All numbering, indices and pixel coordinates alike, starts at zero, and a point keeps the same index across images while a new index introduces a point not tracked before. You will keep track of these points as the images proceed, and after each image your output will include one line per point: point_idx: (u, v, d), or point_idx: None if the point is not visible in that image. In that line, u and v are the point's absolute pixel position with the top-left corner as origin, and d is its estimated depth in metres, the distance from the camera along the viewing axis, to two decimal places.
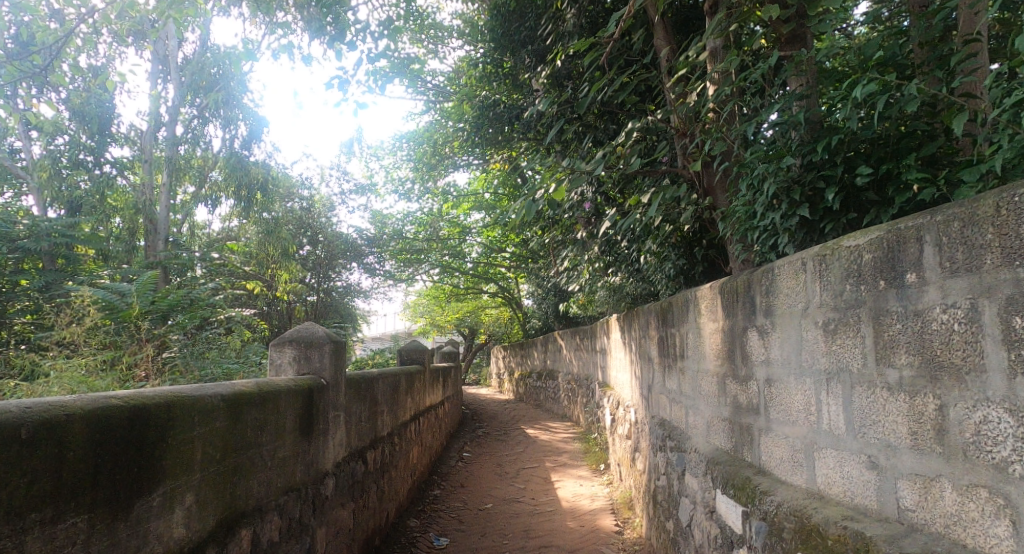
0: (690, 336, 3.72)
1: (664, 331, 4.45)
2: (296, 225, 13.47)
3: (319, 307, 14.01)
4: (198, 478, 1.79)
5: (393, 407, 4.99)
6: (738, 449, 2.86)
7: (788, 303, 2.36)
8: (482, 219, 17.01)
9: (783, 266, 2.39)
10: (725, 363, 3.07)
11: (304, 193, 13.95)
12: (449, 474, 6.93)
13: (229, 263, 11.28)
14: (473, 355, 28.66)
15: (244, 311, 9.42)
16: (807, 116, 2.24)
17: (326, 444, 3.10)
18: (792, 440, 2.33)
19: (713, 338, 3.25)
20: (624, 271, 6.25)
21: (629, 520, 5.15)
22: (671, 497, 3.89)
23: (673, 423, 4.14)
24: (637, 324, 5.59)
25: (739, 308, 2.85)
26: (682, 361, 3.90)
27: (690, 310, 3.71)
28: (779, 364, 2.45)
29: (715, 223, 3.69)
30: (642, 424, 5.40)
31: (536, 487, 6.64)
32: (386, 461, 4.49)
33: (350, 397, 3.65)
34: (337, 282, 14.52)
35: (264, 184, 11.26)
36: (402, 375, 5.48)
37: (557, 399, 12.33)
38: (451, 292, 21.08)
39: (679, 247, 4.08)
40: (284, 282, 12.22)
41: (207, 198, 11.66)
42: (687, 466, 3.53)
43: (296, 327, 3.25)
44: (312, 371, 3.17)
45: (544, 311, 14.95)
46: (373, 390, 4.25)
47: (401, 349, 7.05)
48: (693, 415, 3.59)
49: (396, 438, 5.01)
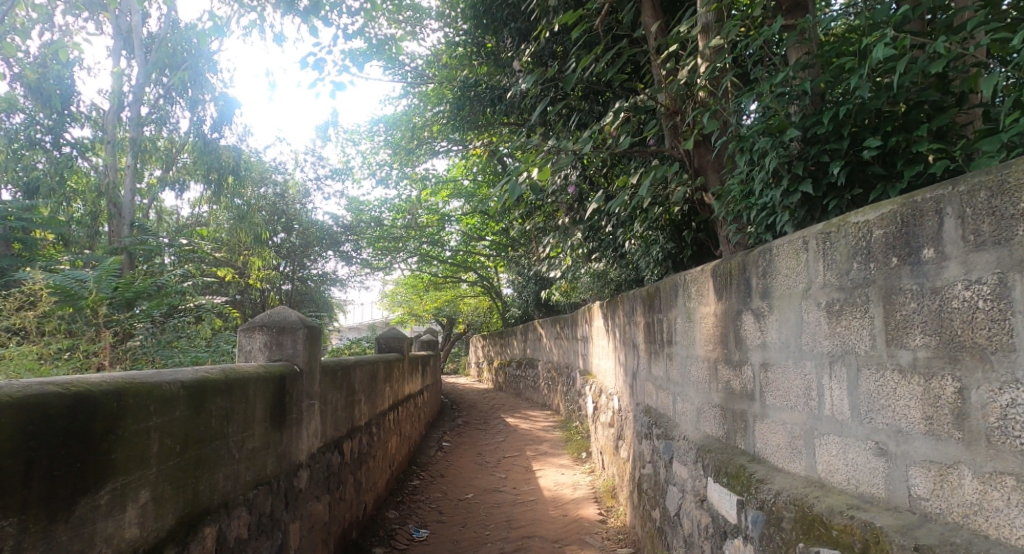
0: (678, 321, 3.63)
1: (651, 317, 4.35)
2: (270, 212, 13.17)
3: (294, 295, 13.74)
4: (155, 472, 1.63)
5: (372, 396, 4.83)
6: (730, 436, 2.77)
7: (787, 284, 2.26)
8: (462, 206, 16.81)
9: (782, 246, 2.28)
10: (717, 348, 2.97)
11: (278, 178, 13.61)
12: (428, 463, 6.80)
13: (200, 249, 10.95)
14: (451, 345, 28.54)
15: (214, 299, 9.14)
16: (812, 87, 2.13)
17: (301, 434, 2.94)
18: (790, 426, 2.24)
19: (706, 323, 3.15)
20: (608, 257, 6.14)
21: (612, 509, 5.07)
22: (657, 486, 3.81)
23: (659, 411, 4.05)
24: (621, 310, 5.49)
25: (734, 291, 2.75)
26: (670, 347, 3.80)
27: (680, 295, 3.61)
28: (777, 348, 2.34)
29: (706, 204, 3.58)
30: (626, 411, 5.31)
31: (518, 476, 6.55)
32: (364, 452, 4.34)
33: (326, 385, 3.49)
34: (312, 267, 14.19)
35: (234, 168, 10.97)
36: (381, 363, 5.32)
37: (537, 388, 12.26)
38: (429, 281, 20.92)
39: (668, 230, 3.97)
40: (257, 270, 11.94)
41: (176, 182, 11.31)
42: (675, 454, 3.44)
43: (268, 312, 3.07)
44: (285, 357, 3.00)
45: (523, 299, 14.88)
46: (350, 378, 4.10)
47: (378, 336, 6.81)
48: (681, 402, 3.50)
49: (374, 427, 4.86)
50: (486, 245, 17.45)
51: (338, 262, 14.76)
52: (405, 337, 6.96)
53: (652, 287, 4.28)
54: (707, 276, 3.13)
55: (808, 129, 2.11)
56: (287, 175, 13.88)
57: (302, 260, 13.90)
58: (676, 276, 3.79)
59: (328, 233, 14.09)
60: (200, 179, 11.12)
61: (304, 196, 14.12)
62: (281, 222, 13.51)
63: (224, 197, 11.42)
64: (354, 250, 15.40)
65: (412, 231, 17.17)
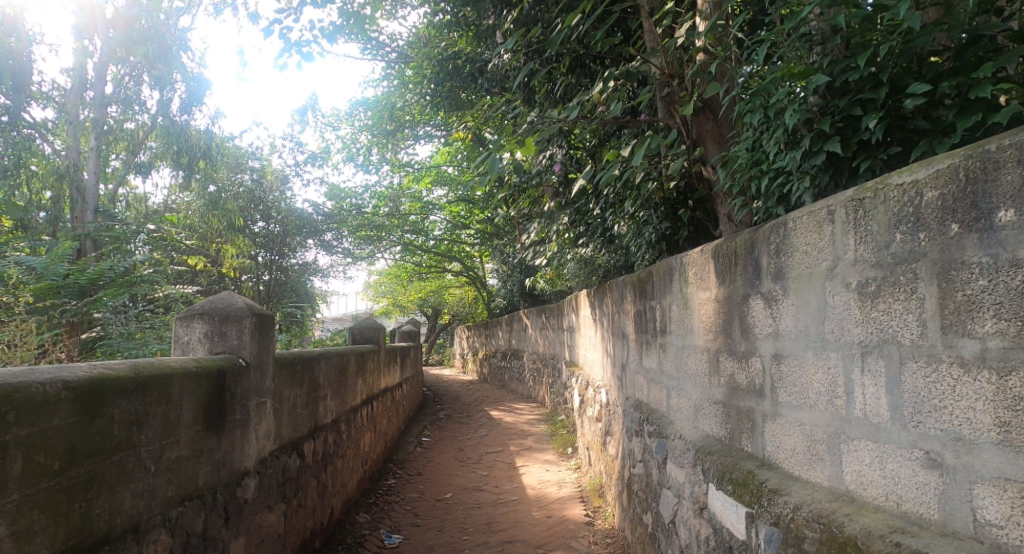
0: (674, 308, 3.31)
1: (642, 306, 4.02)
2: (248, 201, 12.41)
3: (274, 286, 12.98)
4: (14, 500, 1.32)
5: (340, 391, 4.48)
6: (733, 437, 2.46)
7: (807, 263, 1.93)
8: (445, 194, 16.41)
9: (800, 218, 1.95)
10: (719, 338, 2.65)
11: (254, 163, 12.72)
12: (405, 461, 6.46)
13: (169, 236, 10.45)
14: (436, 337, 28.17)
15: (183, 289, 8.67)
16: (841, 27, 1.81)
17: (247, 437, 2.59)
18: (807, 429, 1.92)
19: (705, 310, 2.83)
20: (595, 243, 5.80)
21: (600, 510, 4.78)
22: (649, 489, 3.50)
23: (651, 407, 3.74)
24: (610, 298, 5.17)
25: (740, 273, 2.43)
26: (663, 336, 3.48)
27: (675, 279, 3.28)
28: (793, 338, 2.03)
29: (704, 179, 3.25)
30: (614, 405, 5.00)
31: (500, 473, 6.23)
32: (329, 453, 3.99)
33: (282, 380, 3.13)
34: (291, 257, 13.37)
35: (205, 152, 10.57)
36: (352, 355, 4.97)
37: (522, 380, 11.96)
38: (413, 271, 20.46)
39: (663, 209, 3.60)
40: (231, 259, 11.43)
41: (145, 165, 10.78)
42: (670, 455, 3.13)
43: (210, 298, 2.71)
44: (228, 350, 2.64)
45: (508, 289, 14.53)
46: (313, 372, 3.74)
47: (352, 327, 6.42)
48: (676, 397, 3.19)
49: (343, 425, 4.50)
50: (470, 234, 17.06)
51: (319, 252, 14.22)
52: (382, 327, 6.59)
53: (644, 273, 3.94)
54: (707, 257, 2.82)
55: (836, 76, 1.78)
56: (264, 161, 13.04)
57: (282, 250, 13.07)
58: (670, 259, 3.45)
59: (307, 221, 13.57)
60: (169, 164, 10.61)
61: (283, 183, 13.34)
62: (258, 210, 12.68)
63: (195, 182, 10.93)
64: (336, 239, 14.81)
65: (395, 219, 16.73)
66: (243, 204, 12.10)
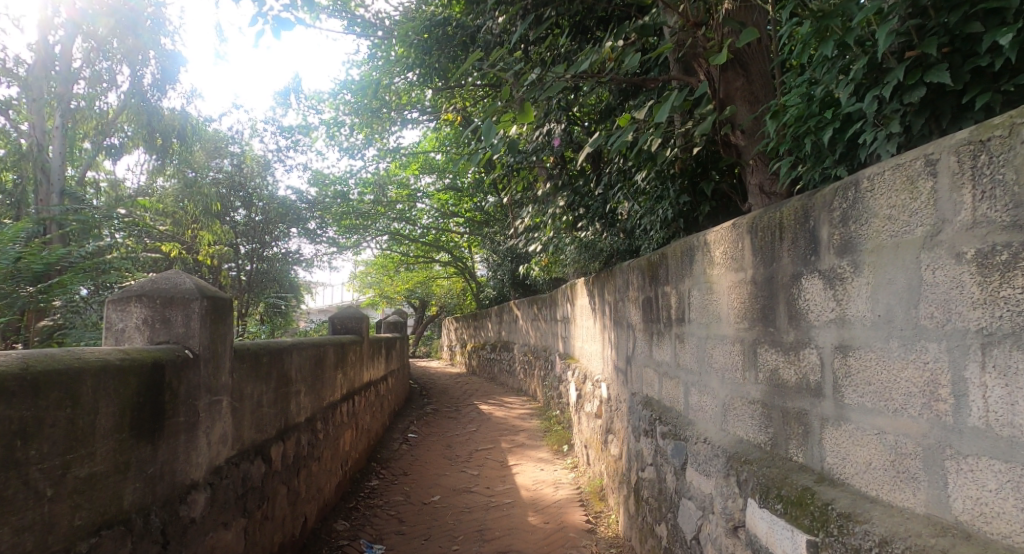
0: (694, 293, 2.91)
1: (653, 292, 3.62)
2: (229, 187, 11.80)
3: (253, 279, 12.20)
4: None
5: (316, 386, 4.04)
6: (776, 444, 2.07)
7: (890, 230, 1.54)
8: (434, 182, 15.95)
9: (882, 174, 1.56)
10: (755, 328, 2.26)
11: (234, 149, 12.22)
12: (390, 460, 6.04)
13: (142, 221, 9.89)
14: (423, 329, 27.74)
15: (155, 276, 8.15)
16: None
17: (196, 443, 2.17)
18: (889, 440, 1.54)
19: (734, 295, 2.44)
20: (595, 225, 5.40)
21: (602, 515, 4.40)
22: (664, 498, 3.13)
23: (664, 405, 3.35)
24: (612, 286, 4.79)
25: (788, 247, 2.03)
26: (680, 326, 3.09)
27: (696, 261, 2.89)
28: (866, 326, 1.64)
29: (730, 145, 2.86)
30: (616, 401, 4.63)
31: (492, 473, 5.83)
32: (302, 456, 3.56)
33: (243, 374, 2.70)
34: (273, 247, 12.61)
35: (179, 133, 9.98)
36: (330, 347, 4.53)
37: (512, 372, 11.59)
38: (401, 261, 19.98)
39: (681, 182, 3.18)
40: (208, 246, 10.33)
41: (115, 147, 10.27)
42: (691, 461, 2.75)
43: (152, 277, 2.27)
44: (173, 339, 2.20)
45: (498, 279, 14.13)
46: (284, 365, 3.31)
47: (332, 317, 5.97)
48: (697, 395, 2.80)
49: (320, 423, 4.08)
50: (459, 223, 16.63)
51: (303, 240, 13.67)
52: (365, 317, 6.14)
53: (657, 255, 3.54)
54: (738, 234, 2.42)
55: None
56: (244, 147, 12.34)
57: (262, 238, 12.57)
58: (690, 237, 3.06)
59: (291, 208, 13.04)
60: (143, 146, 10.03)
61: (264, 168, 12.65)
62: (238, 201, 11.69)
63: (168, 167, 10.46)
64: (320, 229, 14.19)
65: (381, 207, 16.25)
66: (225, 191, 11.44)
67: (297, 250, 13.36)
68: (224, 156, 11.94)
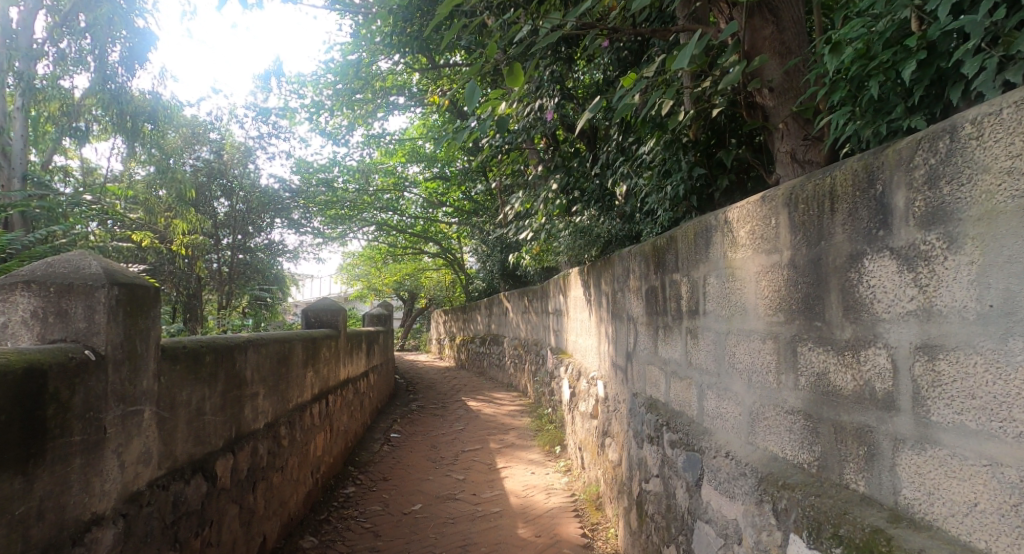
0: (710, 282, 2.51)
1: (658, 280, 3.22)
2: (207, 176, 10.95)
3: (234, 269, 11.49)
4: None
5: (278, 387, 3.62)
6: (822, 468, 1.68)
7: (1013, 188, 1.14)
8: (421, 170, 15.51)
9: (998, 116, 1.16)
10: (793, 323, 1.86)
11: (213, 135, 11.09)
12: (369, 463, 5.63)
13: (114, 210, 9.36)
14: (412, 322, 27.30)
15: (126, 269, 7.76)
16: None
17: (100, 467, 1.74)
18: (1011, 476, 1.14)
19: (764, 282, 2.04)
20: (590, 211, 5.00)
21: (599, 527, 4.01)
22: (674, 517, 2.73)
23: (672, 410, 2.95)
24: (610, 275, 4.39)
25: (844, 219, 1.61)
26: (692, 319, 2.69)
27: (713, 243, 2.48)
28: (967, 321, 1.23)
29: (755, 107, 2.45)
30: (614, 401, 4.24)
31: (479, 477, 5.43)
32: (259, 467, 3.13)
33: (177, 377, 2.26)
34: (256, 236, 12.02)
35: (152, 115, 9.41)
36: (298, 342, 4.10)
37: (502, 367, 11.20)
38: (388, 252, 19.52)
39: (693, 153, 2.78)
40: (183, 236, 9.55)
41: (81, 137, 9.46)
42: (708, 477, 2.35)
43: (47, 259, 1.83)
44: (72, 336, 1.76)
45: (488, 270, 13.70)
46: (236, 365, 2.89)
47: (305, 308, 5.51)
48: (716, 401, 2.40)
49: (284, 429, 3.66)
50: (447, 212, 16.17)
51: (286, 231, 13.13)
52: (341, 309, 5.69)
53: (663, 239, 3.14)
54: (769, 209, 2.01)
55: None
56: (222, 131, 11.21)
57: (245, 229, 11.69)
58: (703, 216, 2.65)
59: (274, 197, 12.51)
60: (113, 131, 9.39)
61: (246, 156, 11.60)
62: (217, 188, 11.16)
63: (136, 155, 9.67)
64: (305, 218, 13.65)
65: (367, 196, 15.75)
66: (205, 180, 10.88)
67: (280, 240, 12.80)
68: (203, 144, 10.94)
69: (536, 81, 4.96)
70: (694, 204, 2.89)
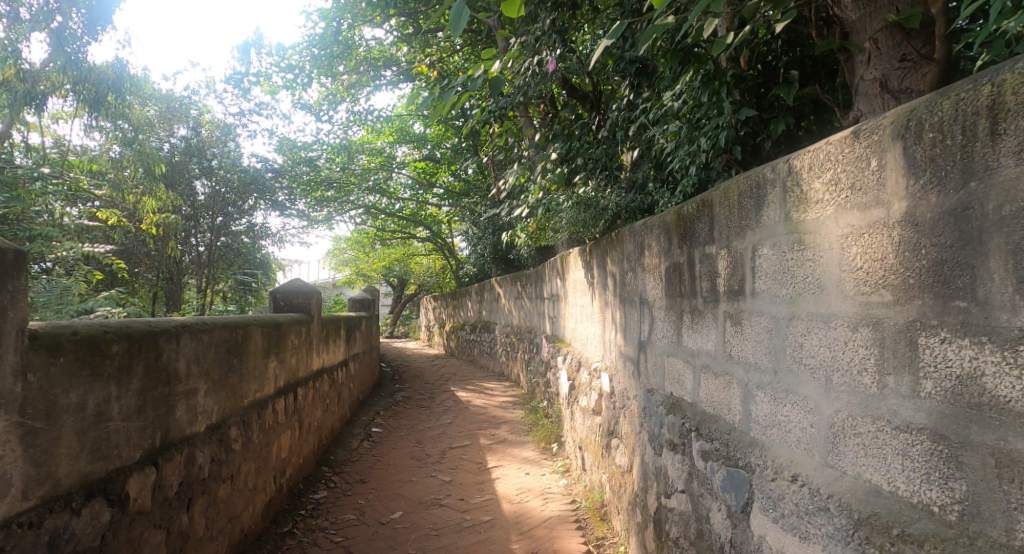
0: (763, 253, 1.96)
1: (683, 256, 2.69)
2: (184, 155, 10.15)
3: (213, 253, 10.66)
4: None
5: (229, 380, 3.08)
6: (974, 517, 1.15)
7: None
8: (410, 150, 14.96)
9: None
10: (905, 306, 1.32)
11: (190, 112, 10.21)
12: (344, 464, 5.09)
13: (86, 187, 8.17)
14: (401, 308, 26.71)
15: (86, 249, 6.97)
16: None
17: None
18: None
19: (853, 247, 1.50)
20: (592, 182, 4.47)
21: (605, 542, 3.51)
22: (708, 547, 2.22)
23: (702, 413, 2.43)
24: (618, 253, 3.85)
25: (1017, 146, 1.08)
26: (734, 303, 2.16)
27: (767, 205, 1.93)
28: None
29: (831, 25, 2.01)
30: (623, 397, 3.72)
31: (466, 479, 4.90)
32: (196, 479, 2.60)
33: (59, 374, 1.69)
34: (238, 220, 11.21)
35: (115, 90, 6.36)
36: (257, 327, 3.54)
37: (492, 354, 10.71)
38: (376, 236, 18.89)
39: (741, 92, 2.30)
40: (153, 214, 8.58)
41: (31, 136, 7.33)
42: (761, 505, 1.83)
43: None
44: None
45: (478, 255, 13.14)
46: (163, 356, 2.33)
47: (274, 290, 4.93)
48: (771, 405, 1.88)
49: (235, 429, 3.11)
50: (436, 196, 15.54)
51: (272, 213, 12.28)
52: (315, 293, 5.12)
53: (691, 204, 2.61)
54: (866, 148, 1.45)
55: None
56: (199, 109, 10.26)
57: (226, 212, 10.90)
58: (749, 172, 2.11)
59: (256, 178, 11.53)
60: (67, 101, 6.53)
61: (224, 135, 10.65)
62: (195, 168, 10.34)
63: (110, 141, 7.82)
64: (289, 200, 12.81)
65: (354, 177, 15.06)
66: (181, 159, 10.02)
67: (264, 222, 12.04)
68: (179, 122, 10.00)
69: (533, 35, 4.44)
70: (735, 158, 2.38)
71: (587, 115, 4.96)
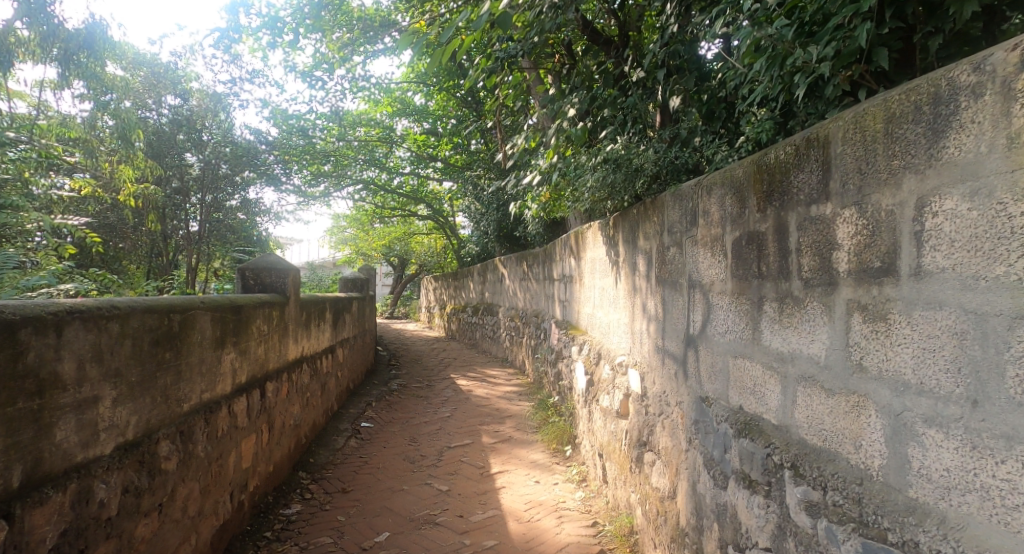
0: (942, 210, 1.23)
1: (766, 223, 1.97)
2: (173, 127, 8.17)
3: (206, 231, 8.93)
4: None
5: (159, 381, 2.37)
6: None
7: None
8: (410, 121, 14.07)
9: None
10: None
11: (181, 84, 8.02)
12: (324, 469, 4.39)
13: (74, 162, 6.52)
14: (403, 289, 26.00)
15: (57, 222, 5.95)
16: None
17: None
18: None
19: None
20: (623, 139, 3.70)
21: None
22: None
23: (800, 443, 1.72)
24: (656, 223, 3.10)
25: None
26: (872, 291, 1.44)
27: (956, 130, 1.20)
28: None
29: None
30: (660, 402, 3.02)
31: (467, 488, 4.19)
32: (98, 520, 1.92)
33: None
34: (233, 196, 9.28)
35: (85, 55, 5.12)
36: (203, 311, 2.81)
37: (495, 339, 10.01)
38: (376, 214, 18.07)
39: None
40: (130, 184, 6.97)
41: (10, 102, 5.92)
42: None
43: None
44: None
45: (480, 233, 12.38)
46: (23, 358, 1.63)
47: (242, 266, 4.19)
48: (965, 457, 1.17)
49: (167, 444, 2.41)
50: (437, 170, 14.69)
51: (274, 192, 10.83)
52: (291, 270, 4.39)
53: (784, 144, 1.86)
54: None
55: None
56: (189, 74, 8.07)
57: (219, 188, 8.93)
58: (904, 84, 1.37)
59: (253, 151, 9.35)
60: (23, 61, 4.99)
61: (216, 105, 8.45)
62: (183, 140, 8.34)
63: (101, 113, 6.58)
64: (285, 174, 11.13)
65: (350, 150, 14.12)
66: (167, 130, 8.06)
67: (260, 198, 10.34)
68: (166, 91, 7.93)
69: None
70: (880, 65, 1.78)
71: (613, 62, 4.17)
